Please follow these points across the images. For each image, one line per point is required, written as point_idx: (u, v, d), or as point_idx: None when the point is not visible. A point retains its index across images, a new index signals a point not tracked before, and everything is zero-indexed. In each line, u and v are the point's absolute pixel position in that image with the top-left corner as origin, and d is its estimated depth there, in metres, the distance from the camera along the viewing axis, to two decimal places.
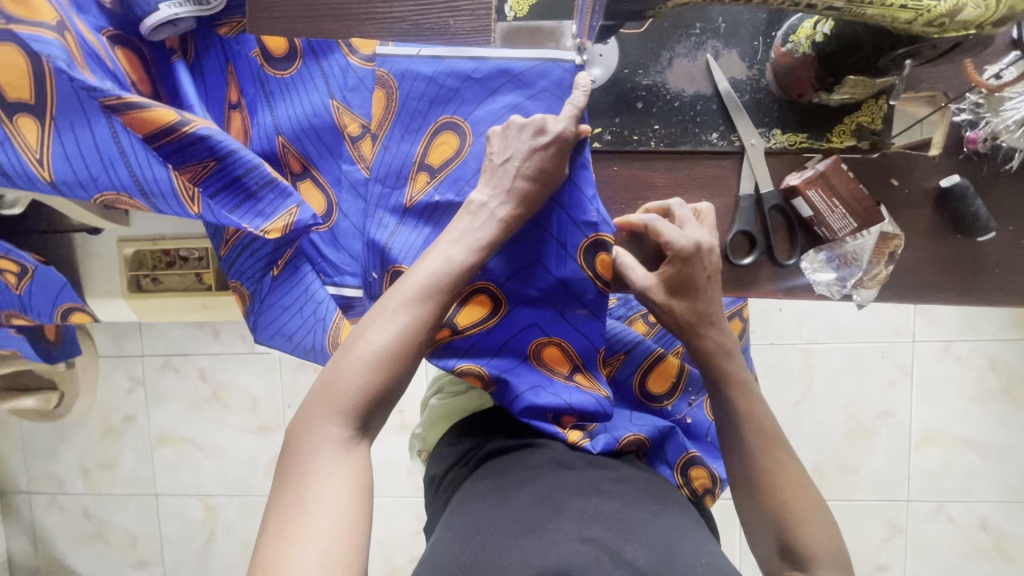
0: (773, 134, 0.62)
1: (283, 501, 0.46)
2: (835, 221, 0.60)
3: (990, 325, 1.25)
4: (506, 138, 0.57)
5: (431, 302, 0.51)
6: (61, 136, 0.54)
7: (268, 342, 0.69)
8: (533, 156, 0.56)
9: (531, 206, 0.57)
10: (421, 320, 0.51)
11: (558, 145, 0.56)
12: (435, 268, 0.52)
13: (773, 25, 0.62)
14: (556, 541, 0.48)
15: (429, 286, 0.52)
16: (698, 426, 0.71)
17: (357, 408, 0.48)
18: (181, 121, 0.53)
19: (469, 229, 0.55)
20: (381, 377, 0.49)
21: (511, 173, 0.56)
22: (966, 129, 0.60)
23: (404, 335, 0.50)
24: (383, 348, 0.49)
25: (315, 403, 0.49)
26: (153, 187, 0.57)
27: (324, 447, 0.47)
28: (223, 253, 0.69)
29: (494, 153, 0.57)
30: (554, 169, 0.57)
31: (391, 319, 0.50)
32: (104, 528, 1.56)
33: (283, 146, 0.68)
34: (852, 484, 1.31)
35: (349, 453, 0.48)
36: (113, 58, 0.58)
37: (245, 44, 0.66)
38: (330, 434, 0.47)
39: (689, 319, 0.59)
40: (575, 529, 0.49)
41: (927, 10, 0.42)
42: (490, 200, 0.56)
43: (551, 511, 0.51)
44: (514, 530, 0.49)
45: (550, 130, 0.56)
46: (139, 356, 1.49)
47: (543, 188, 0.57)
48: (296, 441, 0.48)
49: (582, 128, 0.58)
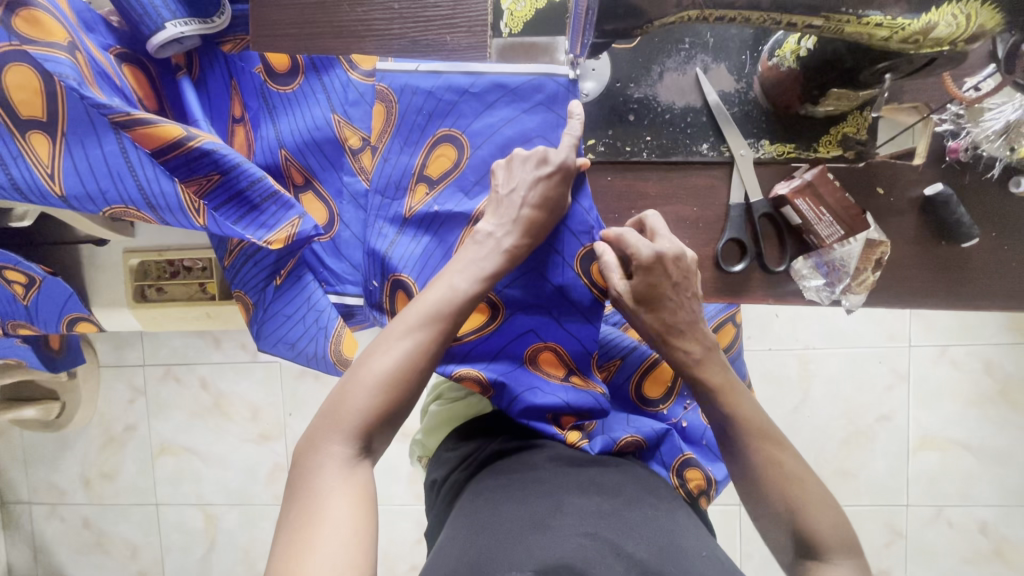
0: (762, 144, 0.64)
1: (291, 513, 0.47)
2: (824, 228, 0.61)
3: (984, 330, 1.27)
4: (510, 171, 0.59)
5: (431, 328, 0.53)
6: (71, 151, 0.56)
7: (270, 350, 0.70)
8: (537, 186, 0.58)
9: (535, 236, 0.59)
10: (424, 346, 0.52)
11: (560, 174, 0.59)
12: (439, 299, 0.54)
13: (760, 40, 0.64)
14: (558, 534, 0.49)
15: (431, 314, 0.53)
16: (693, 430, 0.72)
17: (361, 428, 0.50)
18: (186, 136, 0.55)
19: (475, 260, 0.56)
20: (382, 400, 0.50)
21: (517, 203, 0.58)
22: (948, 138, 0.62)
23: (406, 360, 0.52)
24: (385, 372, 0.51)
25: (319, 423, 0.50)
26: (160, 201, 0.58)
27: (327, 466, 0.48)
28: (227, 263, 0.70)
29: (499, 185, 0.60)
30: (558, 197, 0.59)
31: (395, 345, 0.52)
32: (105, 538, 1.57)
33: (286, 159, 0.70)
34: (851, 488, 1.32)
35: (351, 471, 0.49)
36: (121, 76, 0.60)
37: (249, 60, 0.69)
38: (334, 453, 0.49)
39: (657, 329, 0.58)
40: (577, 525, 0.50)
41: (902, 28, 0.44)
42: (496, 231, 0.58)
43: (553, 507, 0.53)
44: (518, 528, 0.51)
45: (552, 160, 0.58)
46: (140, 365, 1.50)
47: (549, 216, 0.59)
48: (301, 459, 0.49)
49: (580, 162, 0.61)
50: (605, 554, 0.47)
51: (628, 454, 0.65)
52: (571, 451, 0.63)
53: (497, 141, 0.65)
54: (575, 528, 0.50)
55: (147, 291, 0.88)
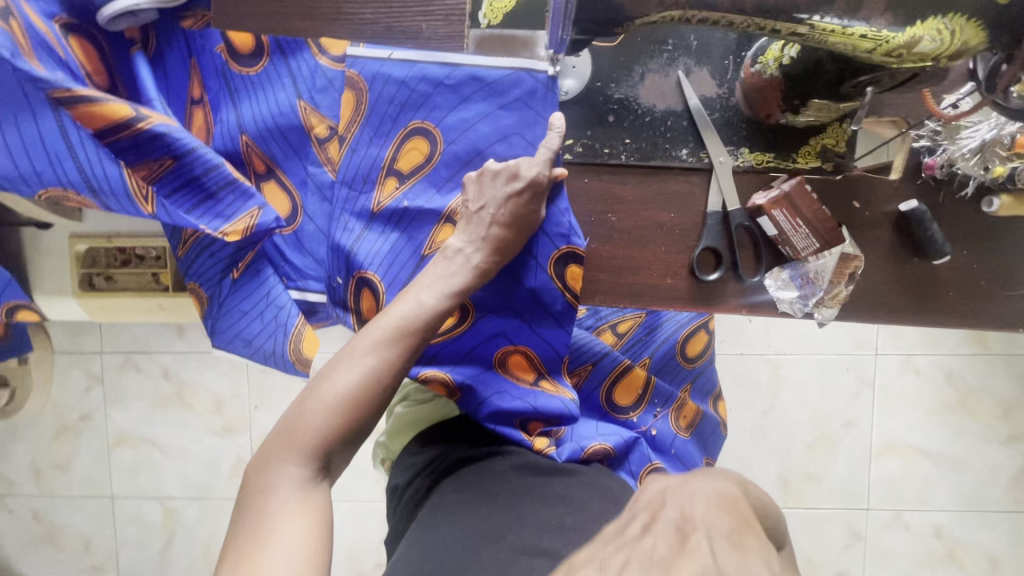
0: (741, 152, 0.63)
1: (240, 538, 0.44)
2: (800, 240, 0.60)
3: (948, 340, 1.29)
4: (481, 186, 0.59)
5: (399, 344, 0.52)
6: (2, 128, 0.51)
7: (226, 346, 0.66)
8: (508, 203, 0.58)
9: (506, 252, 0.59)
10: (388, 363, 0.51)
11: (532, 190, 0.58)
12: (407, 312, 0.53)
13: (744, 45, 0.63)
14: (514, 549, 0.49)
15: (399, 330, 0.52)
16: (662, 437, 0.74)
17: (318, 446, 0.48)
18: (135, 116, 0.52)
19: (444, 274, 0.57)
20: (344, 420, 0.49)
21: (485, 220, 0.58)
22: (925, 154, 0.61)
23: (371, 377, 0.50)
24: (347, 390, 0.49)
25: (275, 442, 0.48)
26: (103, 185, 0.53)
27: (282, 486, 0.46)
28: (180, 254, 0.65)
29: (469, 200, 0.59)
30: (528, 214, 0.59)
31: (357, 361, 0.50)
32: (56, 532, 1.50)
33: (247, 145, 0.66)
34: (815, 493, 1.34)
35: (309, 493, 0.47)
36: (67, 48, 0.55)
37: (210, 39, 0.64)
38: (289, 474, 0.47)
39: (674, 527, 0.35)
40: (533, 541, 0.50)
41: (885, 41, 0.42)
42: (466, 246, 0.58)
43: (512, 522, 0.52)
44: (474, 542, 0.50)
45: (523, 175, 0.57)
46: (97, 353, 1.43)
47: (518, 235, 0.59)
48: (253, 479, 0.47)
49: (556, 171, 0.59)
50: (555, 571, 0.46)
51: (597, 462, 0.65)
52: (536, 458, 0.61)
53: (471, 137, 0.63)
54: (527, 544, 0.49)
55: (95, 280, 0.82)
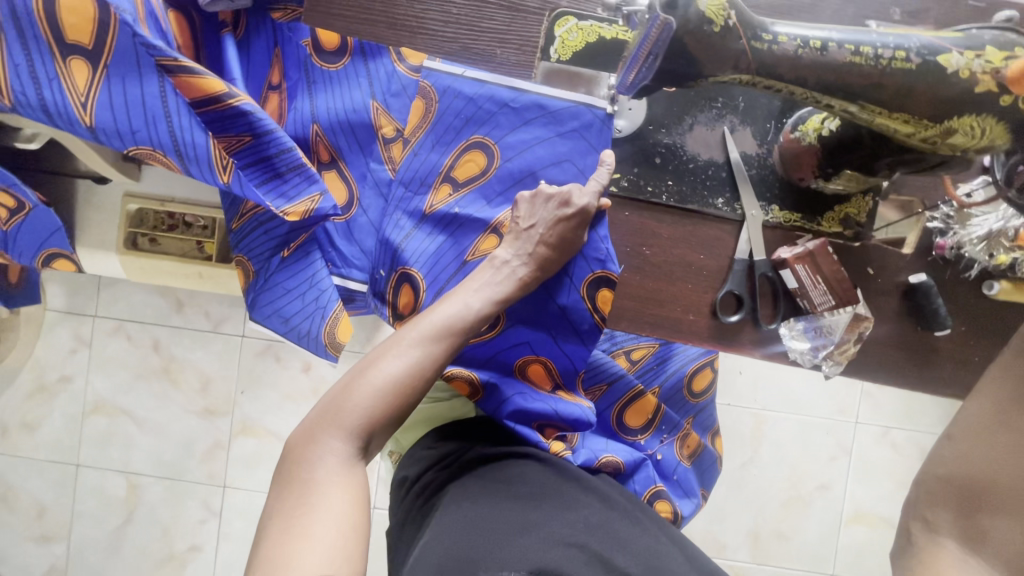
0: (772, 209, 0.68)
1: (287, 502, 0.47)
2: (817, 295, 0.65)
3: (925, 418, 1.35)
4: (533, 206, 0.63)
5: (443, 341, 0.55)
6: (110, 85, 0.54)
7: (263, 321, 0.70)
8: (556, 226, 0.62)
9: (548, 269, 0.63)
10: (433, 358, 0.54)
11: (580, 218, 0.62)
12: (453, 312, 0.57)
13: (786, 112, 0.68)
14: (547, 539, 0.53)
15: (443, 328, 0.56)
16: (665, 463, 0.79)
17: (361, 428, 0.50)
18: (227, 93, 0.55)
19: (491, 281, 0.61)
20: (388, 404, 0.52)
21: (534, 239, 0.62)
22: (936, 235, 0.67)
23: (415, 368, 0.53)
24: (394, 376, 0.52)
25: (319, 419, 0.51)
26: (189, 151, 0.57)
27: (326, 459, 0.49)
28: (235, 226, 0.70)
29: (520, 217, 0.64)
30: (572, 239, 0.63)
31: (405, 352, 0.53)
32: (10, 494, 1.45)
33: (317, 134, 0.70)
34: (784, 551, 1.36)
35: (350, 468, 0.49)
36: (166, 21, 0.59)
37: (298, 32, 0.68)
38: (333, 448, 0.49)
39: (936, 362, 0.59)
40: (566, 534, 0.54)
41: (925, 128, 0.49)
42: (513, 259, 0.62)
43: (542, 513, 0.57)
44: (509, 530, 0.54)
45: (574, 203, 0.62)
46: (91, 316, 1.42)
47: (560, 255, 0.63)
48: (299, 450, 0.49)
49: (603, 202, 0.64)
50: (595, 566, 0.52)
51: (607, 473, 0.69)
52: (557, 460, 0.64)
53: (527, 158, 0.67)
54: (564, 536, 0.54)
55: (140, 240, 0.84)
